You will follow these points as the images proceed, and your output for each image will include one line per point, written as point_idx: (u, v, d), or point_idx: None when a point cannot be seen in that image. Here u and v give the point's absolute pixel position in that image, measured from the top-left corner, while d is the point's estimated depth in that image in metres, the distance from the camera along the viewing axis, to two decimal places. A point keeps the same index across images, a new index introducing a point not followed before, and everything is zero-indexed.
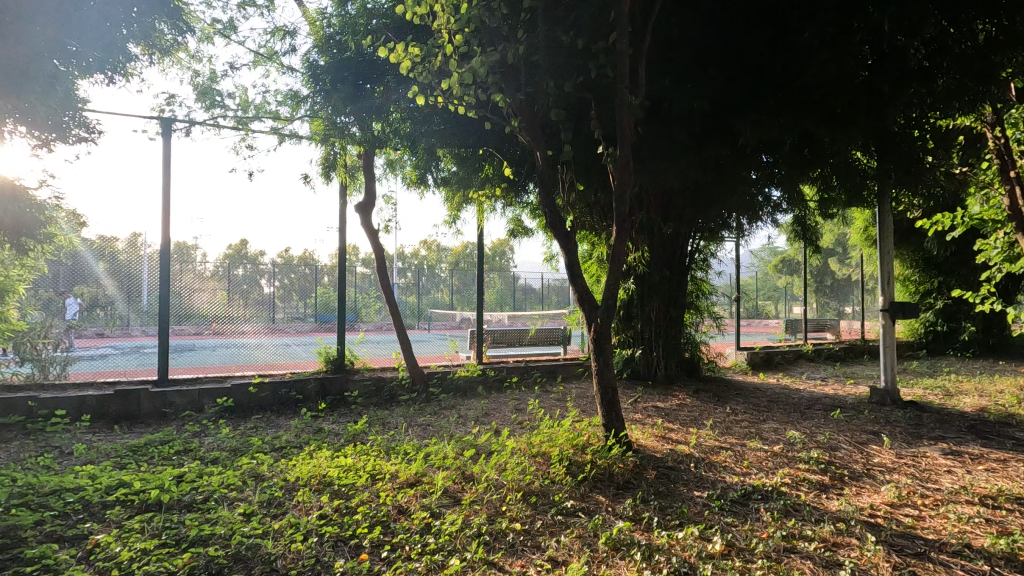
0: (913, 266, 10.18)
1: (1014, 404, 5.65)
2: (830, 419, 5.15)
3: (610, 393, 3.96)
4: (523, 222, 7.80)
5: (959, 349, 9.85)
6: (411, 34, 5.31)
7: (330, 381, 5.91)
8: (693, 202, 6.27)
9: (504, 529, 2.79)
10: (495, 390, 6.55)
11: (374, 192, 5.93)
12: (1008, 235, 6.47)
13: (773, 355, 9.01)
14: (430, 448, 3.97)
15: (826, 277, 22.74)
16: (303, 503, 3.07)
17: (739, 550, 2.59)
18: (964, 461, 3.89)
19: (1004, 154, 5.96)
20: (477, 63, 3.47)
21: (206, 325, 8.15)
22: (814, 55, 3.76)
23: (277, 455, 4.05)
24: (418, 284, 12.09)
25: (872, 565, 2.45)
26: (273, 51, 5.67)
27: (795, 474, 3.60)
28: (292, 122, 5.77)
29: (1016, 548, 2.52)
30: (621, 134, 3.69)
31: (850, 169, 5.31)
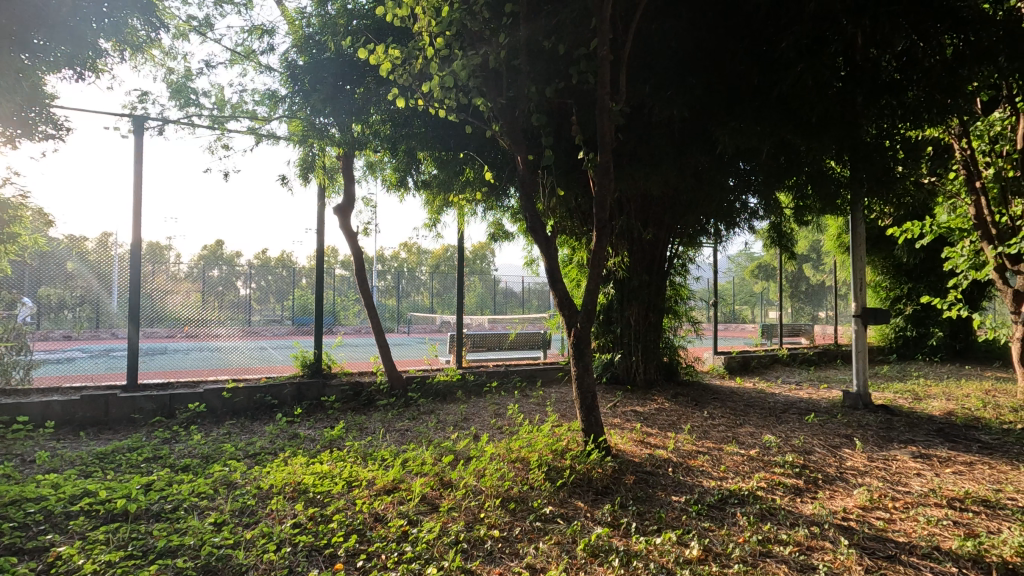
0: (885, 273, 10.44)
1: (979, 408, 5.82)
2: (804, 423, 5.23)
3: (590, 399, 3.96)
4: (504, 226, 7.80)
5: (927, 354, 10.06)
6: (393, 36, 5.27)
7: (307, 386, 5.81)
8: (672, 209, 6.32)
9: (482, 537, 2.76)
10: (475, 395, 6.51)
11: (353, 195, 5.85)
12: (974, 243, 6.64)
13: (749, 359, 9.14)
14: (408, 454, 3.92)
15: (802, 283, 23.21)
16: (276, 512, 3.00)
17: (715, 555, 2.61)
18: (933, 464, 3.98)
19: (970, 164, 6.24)
20: (459, 67, 3.44)
21: (179, 329, 8.03)
22: (791, 65, 3.86)
23: (251, 462, 3.96)
24: (397, 287, 12.11)
25: (845, 568, 2.49)
26: (250, 49, 5.58)
27: (770, 478, 3.65)
28: (269, 122, 5.68)
29: (983, 550, 2.58)
30: (600, 141, 3.69)
31: (825, 178, 5.41)
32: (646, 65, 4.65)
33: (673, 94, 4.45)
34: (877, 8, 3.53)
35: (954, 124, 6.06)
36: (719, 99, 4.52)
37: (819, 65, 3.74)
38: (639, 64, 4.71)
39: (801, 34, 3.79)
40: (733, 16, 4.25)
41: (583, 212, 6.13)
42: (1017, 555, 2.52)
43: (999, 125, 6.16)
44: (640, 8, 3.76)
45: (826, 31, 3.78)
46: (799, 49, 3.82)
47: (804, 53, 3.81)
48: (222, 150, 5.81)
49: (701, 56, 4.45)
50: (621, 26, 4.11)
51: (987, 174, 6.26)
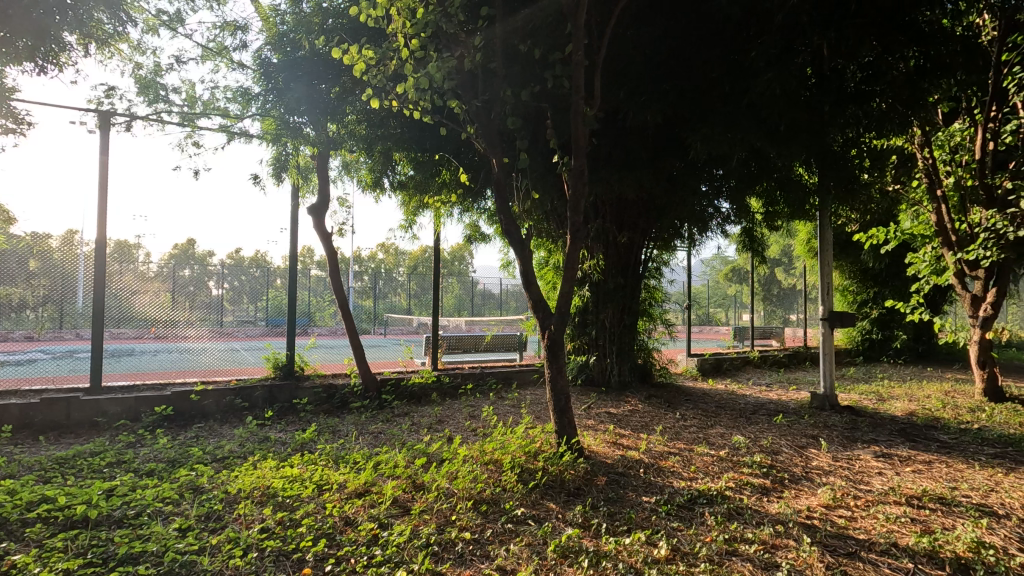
0: (852, 277, 10.77)
1: (939, 408, 6.05)
2: (773, 423, 5.35)
3: (563, 401, 3.99)
4: (481, 228, 7.81)
5: (891, 356, 10.38)
6: (367, 36, 5.19)
7: (279, 388, 5.73)
8: (646, 213, 6.39)
9: (453, 539, 2.76)
10: (450, 398, 6.49)
11: (328, 195, 5.79)
12: (936, 249, 6.72)
13: (722, 361, 9.31)
14: (381, 457, 3.89)
15: (773, 286, 23.70)
16: (244, 517, 2.96)
17: (683, 554, 2.65)
18: (894, 463, 4.12)
19: (932, 174, 6.52)
20: (434, 69, 3.43)
21: (147, 330, 7.75)
22: (760, 73, 3.92)
23: (219, 467, 3.89)
24: (374, 288, 11.95)
25: (807, 565, 2.55)
26: (223, 45, 5.49)
27: (738, 478, 3.72)
28: (241, 120, 5.59)
29: (937, 546, 2.67)
30: (575, 145, 3.72)
31: (793, 184, 5.54)
32: (620, 71, 4.69)
33: (647, 100, 4.50)
34: (842, 22, 3.64)
35: (916, 134, 6.41)
36: (691, 105, 4.58)
37: (787, 73, 3.82)
38: (615, 70, 4.76)
39: (770, 44, 3.88)
40: (705, 25, 4.34)
41: (558, 216, 6.17)
42: (970, 550, 2.61)
43: (959, 136, 6.21)
44: (615, 14, 3.80)
45: (794, 41, 3.88)
46: (768, 58, 3.91)
47: (773, 62, 3.90)
48: (192, 148, 5.71)
49: (673, 62, 4.52)
50: (596, 32, 4.16)
51: (946, 183, 6.50)
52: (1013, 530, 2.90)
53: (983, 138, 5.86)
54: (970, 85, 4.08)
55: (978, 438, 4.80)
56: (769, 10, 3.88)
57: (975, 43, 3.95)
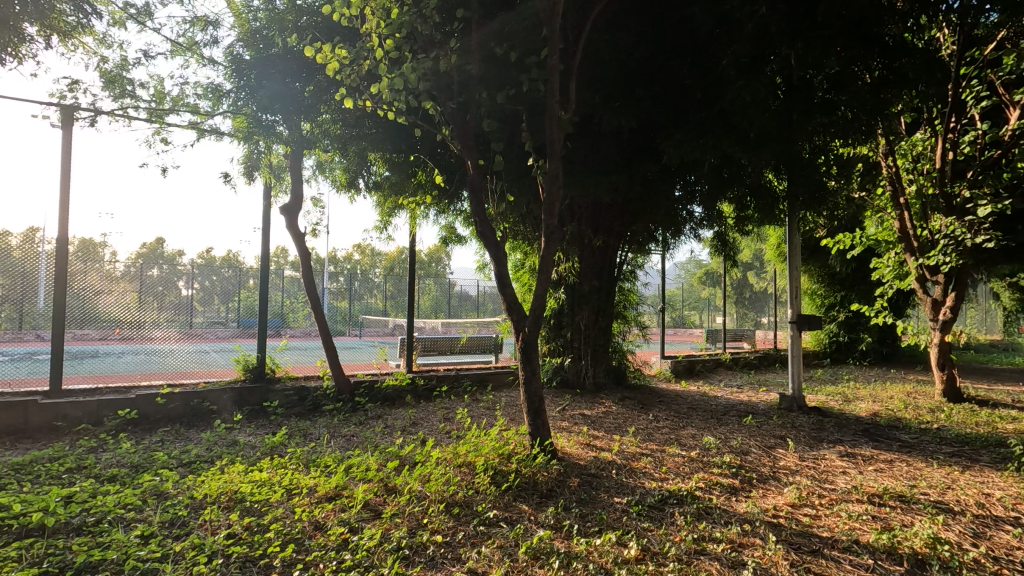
0: (820, 281, 11.05)
1: (901, 409, 6.25)
2: (743, 424, 5.45)
3: (537, 402, 4.00)
4: (456, 230, 7.80)
5: (857, 358, 10.68)
6: (341, 35, 5.12)
7: (249, 391, 5.65)
8: (621, 216, 6.45)
9: (425, 542, 2.75)
10: (425, 400, 6.45)
11: (301, 194, 5.70)
12: (899, 255, 7.02)
13: (694, 363, 9.45)
14: (353, 460, 3.84)
15: (745, 289, 24.15)
16: (209, 522, 2.89)
17: (652, 554, 2.69)
18: (857, 462, 4.24)
19: (896, 182, 6.71)
20: (409, 69, 3.41)
21: (111, 330, 7.44)
22: (731, 81, 4.01)
23: (184, 472, 3.79)
24: (350, 288, 11.48)
25: (773, 564, 2.60)
26: (193, 41, 5.37)
27: (709, 478, 3.79)
28: (212, 117, 5.48)
29: (896, 542, 2.76)
30: (550, 149, 3.74)
31: (763, 190, 5.67)
32: (596, 75, 4.73)
33: (622, 105, 4.55)
34: (808, 32, 3.72)
35: (881, 142, 6.61)
36: (665, 111, 4.66)
37: (757, 82, 3.92)
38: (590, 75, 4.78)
39: (741, 53, 3.99)
40: (679, 34, 4.43)
41: (534, 219, 6.18)
42: (926, 546, 2.71)
43: (921, 145, 6.50)
44: (591, 19, 3.85)
45: (764, 50, 3.98)
46: (739, 67, 4.01)
47: (744, 71, 3.99)
48: (161, 145, 5.58)
49: (648, 69, 4.58)
50: (572, 37, 4.19)
51: (909, 191, 6.69)
52: (967, 526, 3.01)
53: (943, 148, 6.10)
54: (930, 97, 4.25)
55: (937, 437, 4.97)
56: (740, 19, 3.97)
57: (933, 57, 4.14)
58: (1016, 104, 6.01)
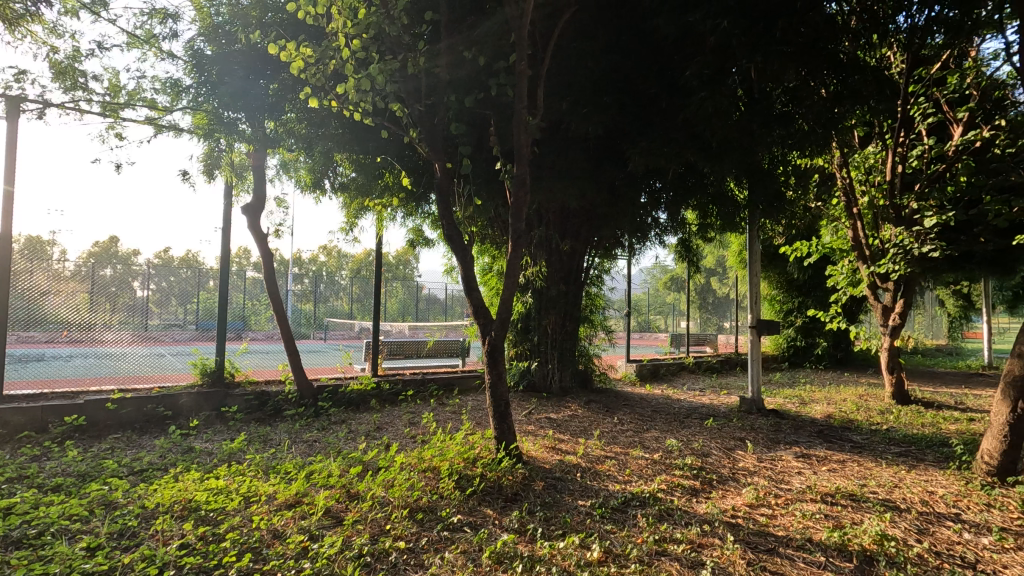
0: (779, 287, 11.42)
1: (853, 411, 6.51)
2: (704, 427, 5.57)
3: (503, 406, 4.00)
4: (424, 233, 7.75)
5: (813, 362, 11.07)
6: (307, 34, 5.03)
7: (206, 396, 5.47)
8: (589, 222, 6.52)
9: (387, 549, 2.71)
10: (390, 404, 6.37)
11: (263, 194, 5.57)
12: (852, 263, 7.32)
13: (659, 367, 9.63)
14: (315, 466, 3.76)
15: (709, 295, 24.72)
16: (161, 533, 2.78)
17: (615, 556, 2.72)
18: (812, 463, 4.38)
19: (849, 193, 6.99)
20: (376, 71, 3.37)
21: (59, 333, 7.06)
22: (695, 91, 4.12)
23: (136, 481, 3.64)
24: (315, 291, 10.96)
25: (731, 563, 2.67)
26: (151, 33, 5.19)
27: (671, 480, 3.86)
28: (171, 113, 5.31)
29: (846, 539, 2.86)
30: (517, 153, 3.75)
31: (725, 199, 5.83)
32: (563, 81, 4.76)
33: (589, 112, 4.60)
34: (768, 46, 3.84)
35: (836, 154, 6.88)
36: (631, 119, 4.73)
37: (719, 94, 4.03)
38: (558, 81, 4.82)
39: (704, 65, 4.10)
40: (645, 45, 4.52)
41: (502, 223, 6.19)
42: (874, 542, 2.82)
43: (873, 158, 6.78)
44: (559, 26, 3.89)
45: (726, 62, 4.09)
46: (702, 78, 4.11)
47: (706, 82, 4.10)
48: (115, 140, 5.37)
49: (615, 78, 4.65)
50: (540, 44, 4.23)
51: (862, 202, 6.97)
52: (912, 523, 3.15)
53: (893, 161, 6.35)
54: (881, 113, 4.45)
55: (886, 438, 5.20)
56: (703, 32, 4.07)
57: (884, 74, 4.32)
58: (959, 121, 6.35)
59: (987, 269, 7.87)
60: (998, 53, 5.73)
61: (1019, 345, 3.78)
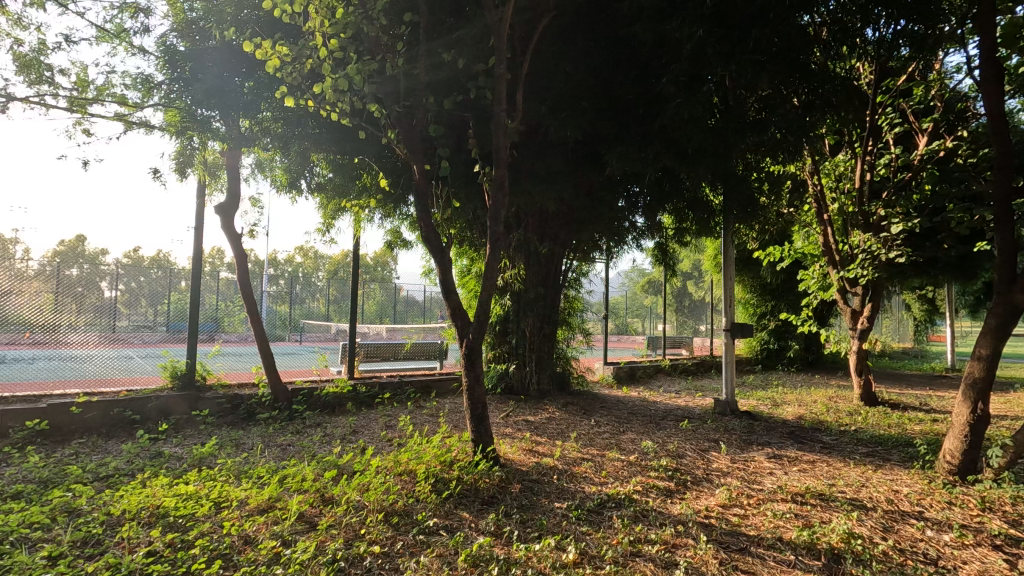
0: (752, 291, 11.64)
1: (823, 412, 6.67)
2: (679, 429, 5.65)
3: (480, 409, 4.00)
4: (402, 235, 7.70)
5: (786, 364, 11.30)
6: (284, 32, 4.97)
7: (176, 399, 5.34)
8: (567, 225, 6.57)
9: (362, 553, 2.68)
10: (366, 407, 6.30)
11: (238, 194, 5.46)
12: (822, 267, 7.50)
13: (636, 369, 9.72)
14: (288, 470, 3.70)
15: (685, 298, 25.08)
16: (127, 540, 2.71)
17: (590, 557, 2.74)
18: (783, 463, 4.47)
19: (820, 200, 7.14)
20: (354, 71, 3.35)
21: (21, 335, 6.82)
22: (671, 98, 4.18)
23: (101, 487, 3.54)
24: (291, 293, 10.83)
25: (703, 563, 2.71)
26: (122, 28, 5.07)
27: (646, 481, 3.90)
28: (141, 109, 5.19)
29: (815, 538, 2.93)
30: (496, 156, 3.76)
31: (701, 203, 5.93)
32: (542, 85, 4.79)
33: (568, 116, 4.63)
34: (742, 55, 3.92)
35: (807, 161, 7.02)
36: (609, 124, 4.78)
37: (694, 101, 4.10)
38: (537, 85, 4.84)
39: (680, 72, 4.16)
40: (623, 51, 4.57)
41: (480, 225, 6.19)
42: (842, 540, 2.89)
43: (842, 166, 6.93)
44: (538, 30, 3.91)
45: (701, 70, 4.17)
46: (678, 85, 4.18)
47: (682, 89, 4.17)
48: (83, 135, 5.23)
49: (593, 82, 4.68)
50: (519, 47, 4.24)
51: (832, 208, 7.11)
52: (878, 521, 3.24)
53: (862, 168, 6.48)
54: (850, 122, 4.58)
55: (855, 438, 5.34)
56: (679, 39, 4.13)
57: (852, 84, 4.45)
58: (924, 132, 6.57)
59: (950, 274, 8.15)
60: (960, 66, 5.96)
61: (979, 347, 3.91)
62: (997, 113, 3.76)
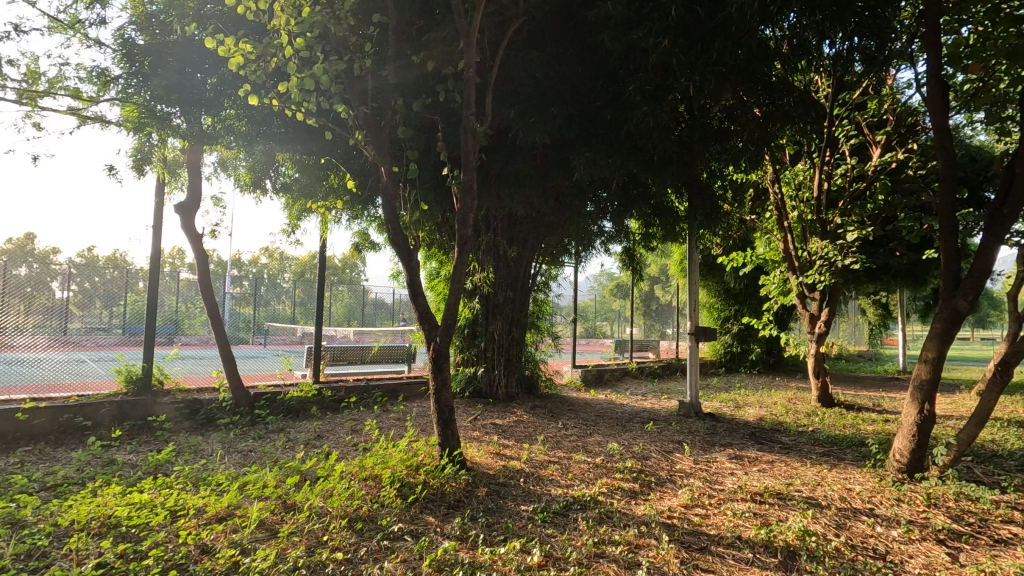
0: (717, 295, 11.91)
1: (783, 413, 6.87)
2: (645, 430, 5.74)
3: (447, 413, 3.98)
4: (370, 236, 7.60)
5: (748, 367, 11.61)
6: (248, 29, 4.87)
7: (131, 404, 5.14)
8: (536, 228, 6.62)
9: (324, 561, 2.64)
10: (332, 412, 6.20)
11: (199, 193, 5.32)
12: (783, 273, 7.74)
13: (603, 372, 9.84)
14: (249, 477, 3.61)
15: (652, 301, 25.52)
16: (76, 552, 2.60)
17: (555, 559, 2.76)
18: (743, 464, 4.59)
19: (781, 207, 7.35)
20: (320, 70, 3.29)
21: None
22: (637, 106, 4.27)
23: (48, 497, 3.38)
24: (255, 294, 10.42)
25: (665, 562, 2.76)
26: (77, 19, 4.88)
27: (611, 483, 3.94)
28: (97, 104, 5.00)
29: (773, 536, 3.01)
30: (464, 160, 3.75)
31: (667, 209, 6.06)
32: (511, 90, 4.82)
33: (537, 121, 4.67)
34: (705, 66, 4.04)
35: (769, 170, 7.25)
36: (577, 129, 4.84)
37: (659, 110, 4.19)
38: (506, 89, 4.87)
39: (646, 81, 4.24)
40: (591, 58, 4.64)
41: (450, 228, 6.18)
42: (797, 538, 2.98)
43: (802, 175, 7.16)
44: (508, 35, 3.93)
45: (666, 79, 4.26)
46: (644, 94, 4.26)
47: (648, 97, 4.26)
48: (32, 129, 5.00)
49: (562, 89, 4.73)
50: (488, 51, 4.26)
51: (792, 216, 7.33)
52: (832, 518, 3.35)
53: (820, 178, 6.74)
54: (808, 131, 4.76)
55: (812, 438, 5.52)
56: (646, 49, 4.21)
57: (809, 97, 4.62)
58: (877, 143, 6.85)
59: (901, 280, 8.52)
60: (911, 82, 6.24)
61: (927, 351, 4.09)
62: (944, 128, 3.94)
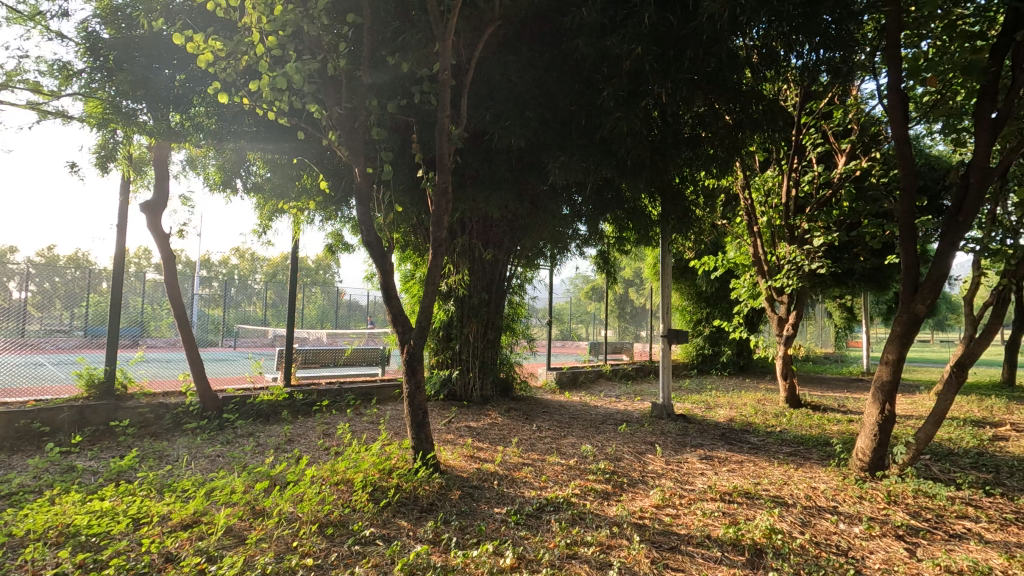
0: (689, 298, 12.11)
1: (752, 414, 7.01)
2: (618, 432, 5.80)
3: (420, 416, 3.96)
4: (343, 237, 7.51)
5: (719, 368, 11.82)
6: (218, 26, 4.80)
7: (92, 409, 4.97)
8: (511, 230, 6.63)
9: (293, 567, 2.59)
10: (303, 415, 6.10)
11: (166, 192, 5.19)
12: (752, 276, 7.91)
13: (578, 374, 9.90)
14: (216, 483, 3.52)
15: (626, 304, 25.79)
16: (31, 563, 2.50)
17: (527, 561, 2.77)
18: (713, 464, 4.67)
19: (751, 212, 7.51)
20: (292, 69, 3.24)
21: None
22: (611, 111, 4.31)
23: (2, 507, 3.25)
24: (225, 296, 10.31)
25: (636, 562, 2.79)
26: (37, 10, 4.72)
27: (584, 484, 3.97)
28: (58, 98, 4.83)
29: (740, 535, 3.08)
30: (438, 162, 3.74)
31: (641, 213, 6.14)
32: (487, 93, 4.83)
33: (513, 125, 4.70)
34: (677, 74, 4.11)
35: (739, 175, 7.41)
36: (552, 133, 4.87)
37: (632, 115, 4.25)
38: (482, 92, 4.88)
39: (619, 87, 4.29)
40: (566, 63, 4.68)
41: (424, 230, 6.15)
42: (764, 536, 3.05)
43: (771, 181, 7.33)
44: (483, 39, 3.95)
45: (640, 86, 4.33)
46: (618, 99, 4.31)
47: (621, 103, 4.32)
48: None
49: (538, 92, 4.76)
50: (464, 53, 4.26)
51: (761, 221, 7.50)
52: (797, 516, 3.44)
53: (788, 185, 6.91)
54: (776, 139, 4.87)
55: (779, 438, 5.66)
56: (619, 56, 4.27)
57: (777, 106, 4.72)
58: (842, 151, 7.06)
59: (865, 284, 8.79)
60: (873, 93, 6.46)
61: (888, 353, 4.23)
62: (904, 139, 4.09)
